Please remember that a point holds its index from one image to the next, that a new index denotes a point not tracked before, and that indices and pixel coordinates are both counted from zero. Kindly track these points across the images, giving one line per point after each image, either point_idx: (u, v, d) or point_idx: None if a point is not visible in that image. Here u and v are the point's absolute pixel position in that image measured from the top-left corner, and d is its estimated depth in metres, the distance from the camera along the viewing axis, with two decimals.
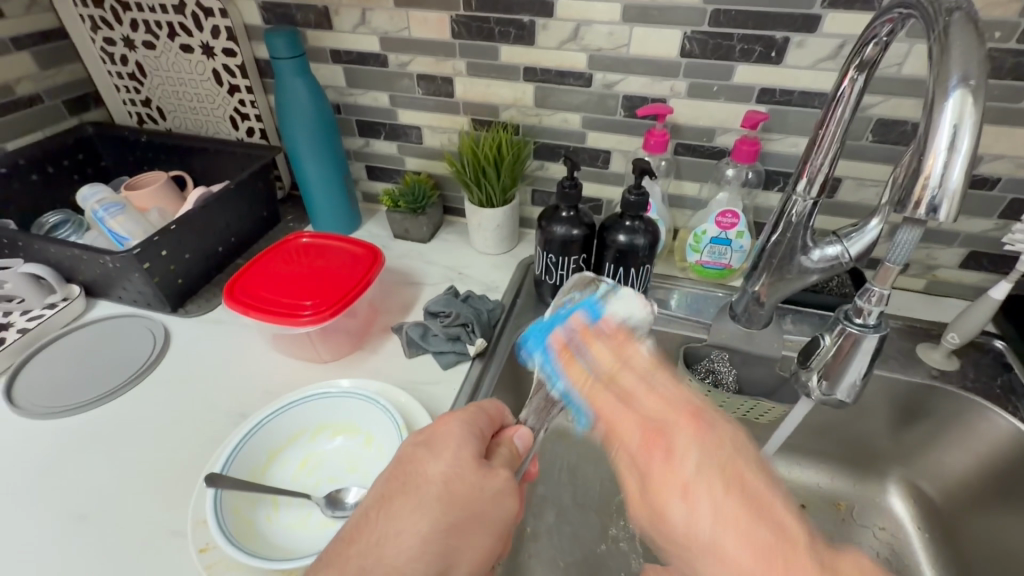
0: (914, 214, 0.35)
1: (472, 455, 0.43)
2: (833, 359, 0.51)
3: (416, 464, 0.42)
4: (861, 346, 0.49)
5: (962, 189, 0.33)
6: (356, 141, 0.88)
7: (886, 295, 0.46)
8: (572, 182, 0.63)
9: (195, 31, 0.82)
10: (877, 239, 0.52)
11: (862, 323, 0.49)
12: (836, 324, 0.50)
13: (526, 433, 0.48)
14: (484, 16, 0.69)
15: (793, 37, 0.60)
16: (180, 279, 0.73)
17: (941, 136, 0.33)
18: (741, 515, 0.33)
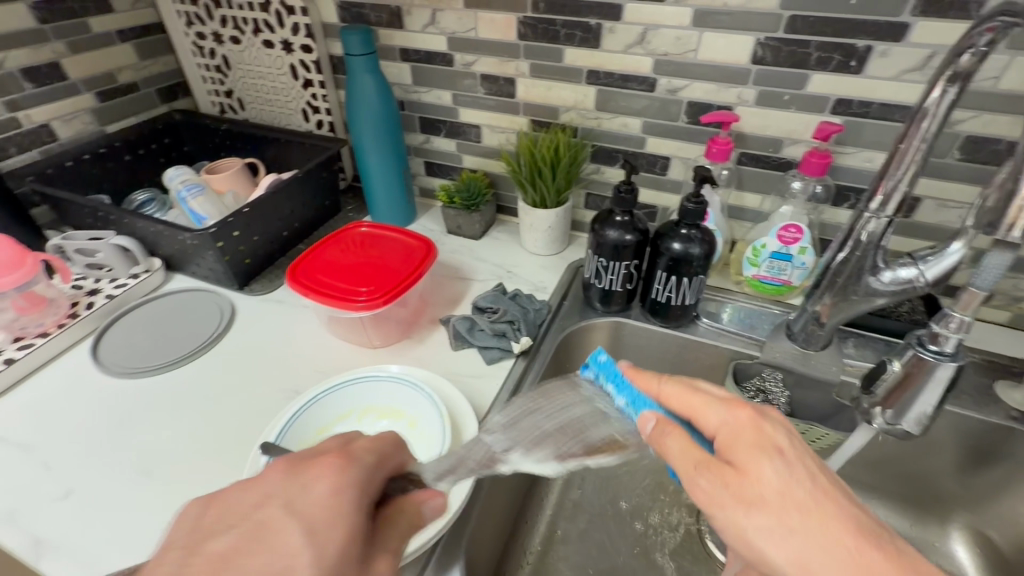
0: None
1: (356, 548, 0.35)
2: (901, 387, 0.48)
3: (292, 567, 0.32)
4: (935, 375, 0.46)
5: None
6: (417, 137, 0.91)
7: (968, 322, 0.44)
8: (629, 187, 0.63)
9: (277, 28, 0.88)
10: (958, 263, 0.50)
11: (937, 350, 0.46)
12: (908, 351, 0.48)
13: (439, 503, 0.41)
14: (551, 18, 0.69)
15: (876, 46, 0.57)
16: (247, 259, 0.78)
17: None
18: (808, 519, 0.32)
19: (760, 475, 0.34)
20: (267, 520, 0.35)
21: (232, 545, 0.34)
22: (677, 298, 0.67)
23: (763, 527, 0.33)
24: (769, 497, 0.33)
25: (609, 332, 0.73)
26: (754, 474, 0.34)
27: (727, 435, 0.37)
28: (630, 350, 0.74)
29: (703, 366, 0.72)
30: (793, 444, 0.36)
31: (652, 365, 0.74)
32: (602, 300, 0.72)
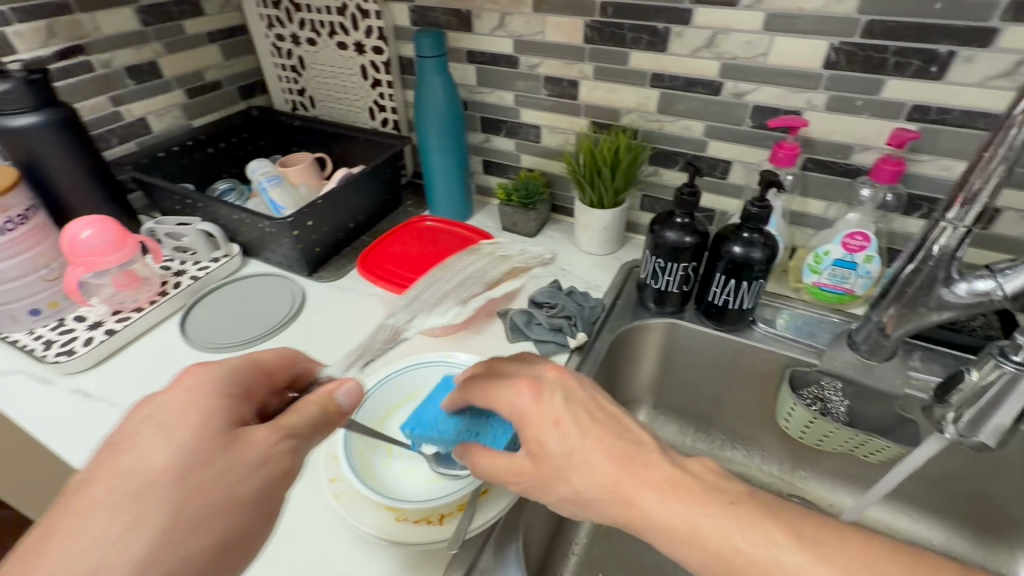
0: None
1: (200, 429, 0.38)
2: (980, 397, 0.47)
3: (134, 454, 0.36)
4: (1019, 385, 0.45)
5: None
6: (478, 136, 0.94)
7: None
8: (691, 189, 0.63)
9: (351, 31, 0.93)
10: None
11: (1020, 361, 0.45)
12: (988, 361, 0.47)
13: (352, 389, 0.45)
14: (619, 22, 0.71)
15: (960, 51, 0.55)
16: (318, 248, 0.83)
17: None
18: (673, 488, 0.40)
19: (557, 426, 0.43)
20: (120, 436, 0.37)
21: (90, 468, 0.35)
22: (735, 302, 0.67)
23: (565, 461, 0.42)
24: (580, 468, 0.41)
25: (662, 333, 0.74)
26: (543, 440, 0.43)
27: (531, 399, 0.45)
28: (682, 351, 0.74)
29: (757, 371, 0.71)
30: (564, 407, 0.43)
31: (704, 368, 0.75)
32: (656, 300, 0.73)
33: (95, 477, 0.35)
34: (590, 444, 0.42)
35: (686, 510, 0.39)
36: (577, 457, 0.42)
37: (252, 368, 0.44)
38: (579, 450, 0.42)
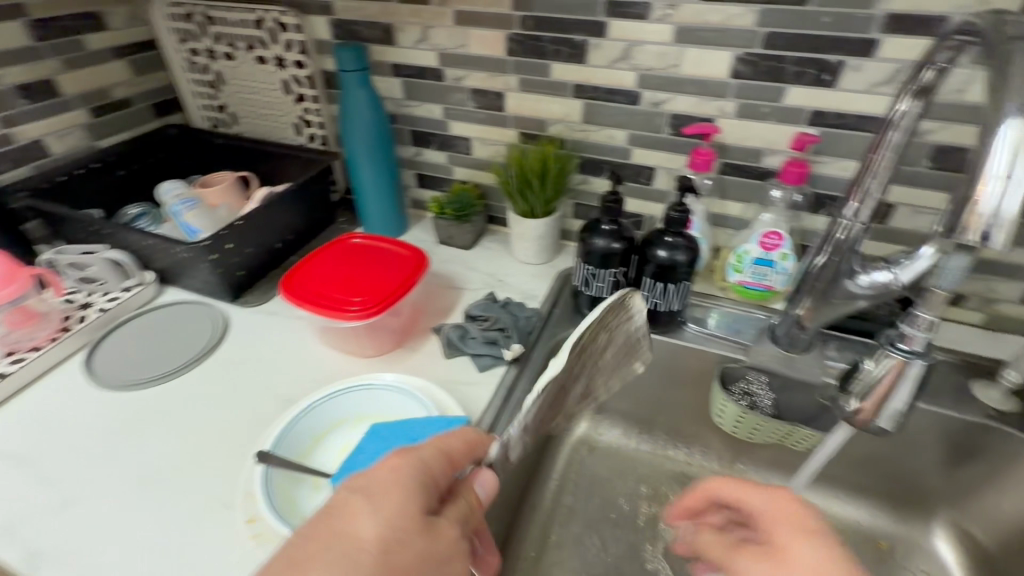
0: (964, 240, 0.34)
1: (410, 505, 0.38)
2: (876, 385, 0.50)
3: (347, 519, 0.36)
4: (907, 371, 0.48)
5: (1020, 215, 0.32)
6: (409, 149, 0.92)
7: (935, 322, 0.46)
8: (615, 197, 0.65)
9: (270, 45, 0.89)
10: (929, 267, 0.49)
11: (908, 349, 0.48)
12: (881, 350, 0.50)
13: (489, 480, 0.43)
14: (539, 35, 0.72)
15: (848, 61, 0.60)
16: (241, 271, 0.79)
17: (996, 158, 0.32)
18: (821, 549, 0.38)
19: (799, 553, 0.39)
20: (328, 504, 0.37)
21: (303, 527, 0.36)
22: (664, 304, 0.69)
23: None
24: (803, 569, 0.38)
25: None
26: (790, 552, 0.39)
27: (774, 515, 0.42)
28: None
29: (691, 371, 0.73)
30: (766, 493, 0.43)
31: (641, 370, 0.76)
32: (591, 306, 0.73)
33: (315, 552, 0.35)
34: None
35: None
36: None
37: (438, 458, 0.41)
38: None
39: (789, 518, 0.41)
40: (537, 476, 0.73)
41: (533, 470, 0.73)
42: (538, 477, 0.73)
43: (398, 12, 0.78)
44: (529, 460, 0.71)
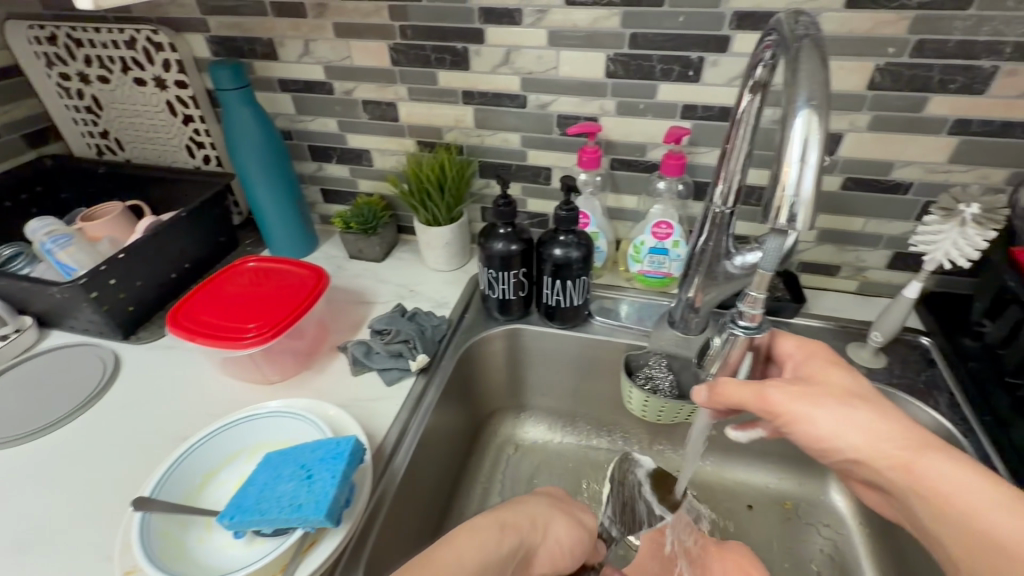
0: (775, 224, 0.37)
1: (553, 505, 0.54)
2: (721, 360, 0.51)
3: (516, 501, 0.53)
4: (745, 346, 0.49)
5: (815, 196, 0.35)
6: (309, 165, 0.90)
7: (762, 297, 0.46)
8: (506, 201, 0.66)
9: (147, 65, 0.85)
10: (795, 245, 0.40)
11: (747, 325, 0.48)
12: (724, 328, 0.49)
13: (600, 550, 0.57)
14: (420, 44, 0.72)
15: (707, 56, 0.63)
16: (132, 306, 0.74)
17: (793, 146, 0.35)
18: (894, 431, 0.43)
19: (830, 379, 0.47)
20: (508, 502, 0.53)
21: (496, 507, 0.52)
22: (566, 300, 0.71)
23: (827, 408, 0.45)
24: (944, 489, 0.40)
25: (507, 341, 0.76)
26: (821, 375, 0.48)
27: (803, 357, 0.51)
28: (532, 353, 0.77)
29: (602, 362, 0.76)
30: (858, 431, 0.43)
31: (556, 366, 0.78)
32: (500, 309, 0.74)
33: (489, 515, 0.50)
34: (849, 403, 0.45)
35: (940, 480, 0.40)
36: (829, 407, 0.45)
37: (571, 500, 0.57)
38: (826, 399, 0.45)
39: (816, 357, 0.50)
40: (462, 482, 0.74)
41: (459, 475, 0.74)
42: (463, 484, 0.74)
43: (276, 27, 0.76)
44: (452, 466, 0.71)
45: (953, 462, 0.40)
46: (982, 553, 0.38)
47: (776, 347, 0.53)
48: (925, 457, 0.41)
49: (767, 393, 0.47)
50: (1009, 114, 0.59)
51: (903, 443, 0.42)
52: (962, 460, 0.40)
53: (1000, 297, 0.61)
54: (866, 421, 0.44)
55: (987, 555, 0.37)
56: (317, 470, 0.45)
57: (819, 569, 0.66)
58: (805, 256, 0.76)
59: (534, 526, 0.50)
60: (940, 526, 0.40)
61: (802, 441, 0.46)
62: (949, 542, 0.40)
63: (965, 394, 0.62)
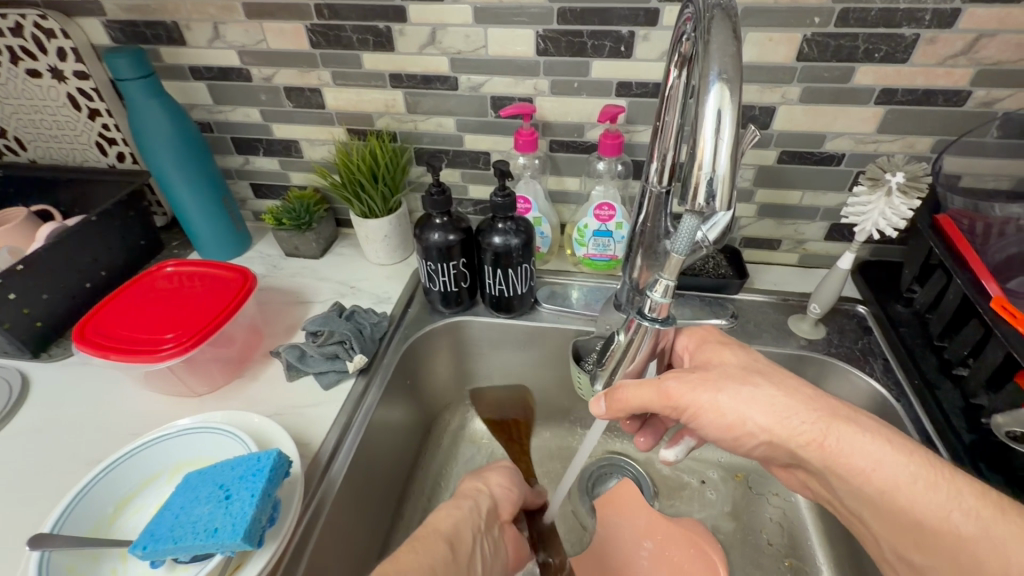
0: (695, 203, 0.39)
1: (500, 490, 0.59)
2: (624, 356, 0.51)
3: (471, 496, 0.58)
4: (650, 338, 0.48)
5: (730, 172, 0.37)
6: (235, 159, 0.84)
7: (671, 286, 0.45)
8: (439, 189, 0.63)
9: (39, 55, 0.76)
10: (730, 223, 0.41)
11: (653, 316, 0.47)
12: (631, 320, 0.49)
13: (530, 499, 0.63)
14: (339, 24, 0.67)
15: (638, 31, 0.61)
16: (38, 321, 0.68)
17: (708, 122, 0.36)
18: (809, 405, 0.45)
19: (724, 360, 0.50)
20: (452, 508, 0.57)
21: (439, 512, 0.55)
22: (509, 289, 0.69)
23: (731, 392, 0.47)
24: (858, 462, 0.42)
25: (452, 334, 0.74)
26: (716, 359, 0.50)
27: (696, 346, 0.53)
28: (477, 344, 0.76)
29: (551, 349, 0.74)
30: (763, 407, 0.46)
31: (506, 356, 0.76)
32: (444, 302, 0.72)
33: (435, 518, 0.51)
34: (751, 382, 0.47)
35: (853, 450, 0.42)
36: (731, 391, 0.47)
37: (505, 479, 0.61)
38: (726, 382, 0.48)
39: (708, 342, 0.53)
40: (413, 482, 0.71)
41: (412, 474, 0.72)
42: (415, 484, 0.71)
43: (180, 9, 0.70)
44: (401, 470, 0.69)
45: (863, 433, 0.43)
46: (899, 518, 0.41)
47: (675, 344, 0.56)
48: (836, 432, 0.43)
49: (668, 388, 0.48)
50: (931, 82, 0.59)
51: (812, 419, 0.44)
52: (873, 430, 0.43)
53: (926, 265, 0.64)
54: (771, 400, 0.46)
55: (905, 519, 0.40)
56: (236, 489, 0.42)
57: (770, 538, 0.67)
58: (748, 231, 0.76)
59: (478, 489, 0.57)
60: (855, 495, 0.43)
61: (713, 429, 0.48)
62: (868, 511, 0.43)
63: (898, 359, 0.63)
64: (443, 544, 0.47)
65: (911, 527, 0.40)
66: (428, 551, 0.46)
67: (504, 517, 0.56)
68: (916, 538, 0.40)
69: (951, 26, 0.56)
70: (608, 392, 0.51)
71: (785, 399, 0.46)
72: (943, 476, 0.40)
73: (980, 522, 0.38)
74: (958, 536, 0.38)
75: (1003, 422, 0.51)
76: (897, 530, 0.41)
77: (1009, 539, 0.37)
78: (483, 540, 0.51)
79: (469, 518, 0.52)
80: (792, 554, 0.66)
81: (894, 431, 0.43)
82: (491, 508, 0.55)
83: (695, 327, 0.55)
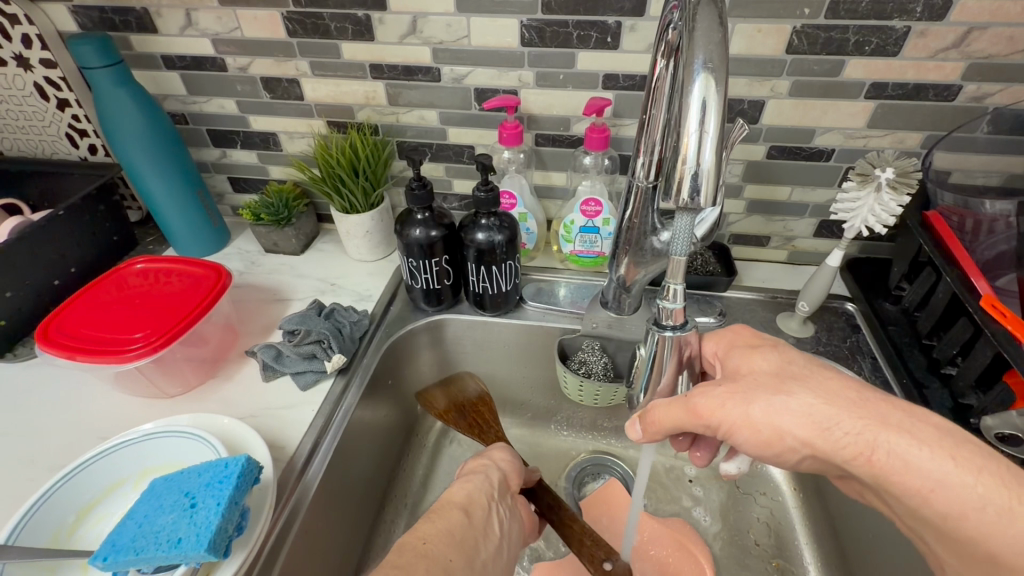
0: (679, 199, 0.37)
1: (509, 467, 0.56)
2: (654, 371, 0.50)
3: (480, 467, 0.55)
4: (673, 350, 0.48)
5: (715, 166, 0.36)
6: (212, 152, 0.82)
7: (680, 290, 0.45)
8: (420, 182, 0.60)
9: (3, 42, 0.73)
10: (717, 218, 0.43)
11: (672, 324, 0.47)
12: (651, 333, 0.48)
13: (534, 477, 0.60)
14: (317, 12, 0.65)
15: (624, 21, 0.60)
16: (2, 320, 0.65)
17: (692, 114, 0.35)
18: (861, 414, 0.40)
19: (755, 368, 0.46)
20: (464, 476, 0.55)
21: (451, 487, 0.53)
22: (493, 287, 0.67)
23: (763, 404, 0.44)
24: (915, 484, 0.37)
25: (435, 332, 0.72)
26: (745, 368, 0.47)
27: (724, 352, 0.50)
28: (461, 342, 0.74)
29: (536, 348, 0.73)
30: (807, 416, 0.42)
31: (491, 355, 0.75)
32: (427, 300, 0.70)
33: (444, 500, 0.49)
34: (785, 391, 0.43)
35: (910, 470, 0.37)
36: (763, 402, 0.44)
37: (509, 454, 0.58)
38: (758, 393, 0.44)
39: (736, 347, 0.49)
40: (395, 484, 0.70)
41: (394, 476, 0.70)
42: (397, 486, 0.70)
43: None
44: (382, 473, 0.67)
45: (921, 450, 0.38)
46: (963, 545, 0.37)
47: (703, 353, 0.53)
48: (886, 447, 0.39)
49: (696, 405, 0.46)
50: (922, 76, 0.58)
51: (857, 431, 0.40)
52: (935, 445, 0.38)
53: (915, 262, 0.63)
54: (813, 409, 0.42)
55: (969, 547, 0.36)
56: (202, 496, 0.41)
57: (757, 538, 0.66)
58: (736, 228, 0.75)
59: (485, 461, 0.56)
60: (915, 516, 0.39)
61: (749, 443, 0.45)
62: (931, 533, 0.39)
63: (886, 356, 0.63)
64: (458, 512, 0.48)
65: (978, 556, 0.36)
66: (445, 519, 0.47)
67: (514, 487, 0.54)
68: (987, 570, 0.36)
69: (942, 19, 0.54)
70: (643, 414, 0.50)
71: (833, 409, 0.41)
72: (1021, 503, 0.35)
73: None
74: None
75: (993, 425, 0.50)
76: (963, 558, 0.37)
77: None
78: (498, 505, 0.50)
79: (482, 487, 0.51)
80: (779, 555, 0.65)
81: (964, 443, 0.38)
82: (502, 478, 0.54)
83: (722, 332, 0.52)
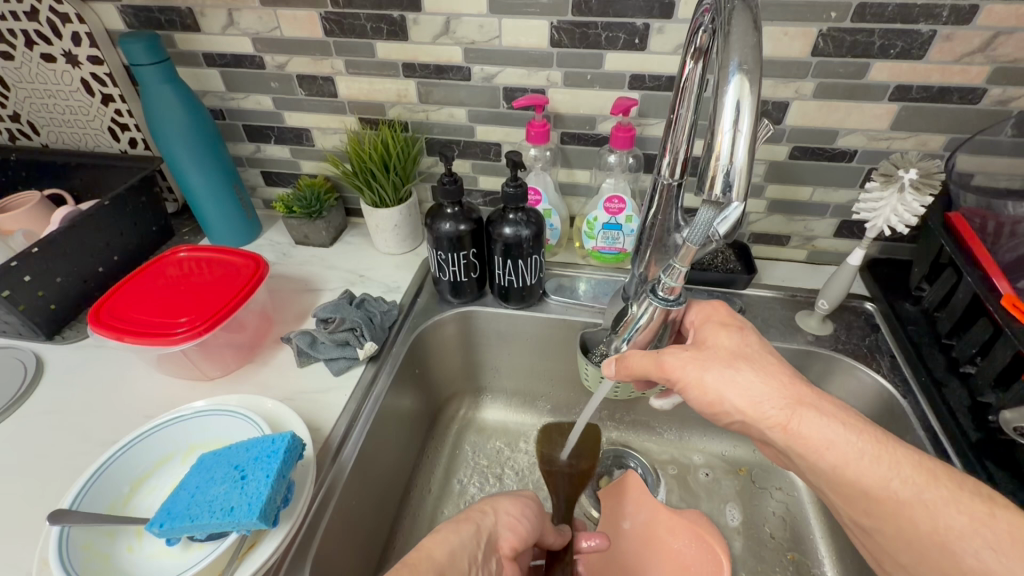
0: (711, 194, 0.39)
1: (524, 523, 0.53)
2: (636, 326, 0.52)
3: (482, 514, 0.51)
4: (659, 316, 0.50)
5: (747, 165, 0.38)
6: (247, 146, 0.85)
7: (684, 273, 0.47)
8: (451, 178, 0.63)
9: (54, 39, 0.76)
10: (742, 217, 0.40)
11: (666, 297, 0.49)
12: (644, 298, 0.50)
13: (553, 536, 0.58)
14: (353, 13, 0.67)
15: (652, 23, 0.61)
16: (52, 304, 0.69)
17: (726, 114, 0.37)
18: (852, 425, 0.43)
19: (718, 342, 0.50)
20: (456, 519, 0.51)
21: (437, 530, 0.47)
22: (518, 280, 0.69)
23: (717, 372, 0.47)
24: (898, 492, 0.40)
25: (460, 324, 0.74)
26: (709, 340, 0.50)
27: (700, 323, 0.53)
28: (484, 335, 0.76)
29: (557, 341, 0.75)
30: (807, 424, 0.43)
31: (513, 348, 0.77)
32: (454, 292, 0.72)
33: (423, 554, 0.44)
34: (734, 365, 0.47)
35: (894, 479, 0.40)
36: (716, 371, 0.47)
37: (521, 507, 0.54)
38: (713, 362, 0.48)
39: (710, 321, 0.52)
40: (420, 471, 0.72)
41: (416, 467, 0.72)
42: (422, 471, 0.72)
43: None
44: (409, 458, 0.70)
45: (821, 415, 0.43)
46: (851, 492, 0.42)
47: (683, 321, 0.55)
48: (798, 415, 0.44)
49: (664, 361, 0.49)
50: (946, 79, 0.59)
51: (780, 404, 0.45)
52: (832, 414, 0.43)
53: (936, 263, 0.64)
54: (813, 422, 0.43)
55: (854, 492, 0.41)
56: (252, 469, 0.43)
57: (772, 532, 0.68)
58: (757, 226, 0.76)
59: (483, 511, 0.52)
60: (815, 472, 0.44)
61: (695, 403, 0.49)
62: (827, 487, 0.44)
63: (904, 355, 0.64)
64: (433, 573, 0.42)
65: (861, 498, 0.41)
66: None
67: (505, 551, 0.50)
68: (867, 513, 0.41)
69: (969, 23, 0.55)
70: (619, 355, 0.52)
71: (830, 422, 0.43)
72: (886, 450, 0.41)
73: (916, 488, 0.39)
74: (897, 504, 0.40)
75: (1013, 419, 0.50)
76: (849, 504, 0.42)
77: (940, 502, 0.38)
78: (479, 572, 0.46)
79: (466, 546, 0.47)
80: (794, 548, 0.66)
81: (854, 415, 0.44)
82: (493, 537, 0.50)
83: (703, 304, 0.54)
